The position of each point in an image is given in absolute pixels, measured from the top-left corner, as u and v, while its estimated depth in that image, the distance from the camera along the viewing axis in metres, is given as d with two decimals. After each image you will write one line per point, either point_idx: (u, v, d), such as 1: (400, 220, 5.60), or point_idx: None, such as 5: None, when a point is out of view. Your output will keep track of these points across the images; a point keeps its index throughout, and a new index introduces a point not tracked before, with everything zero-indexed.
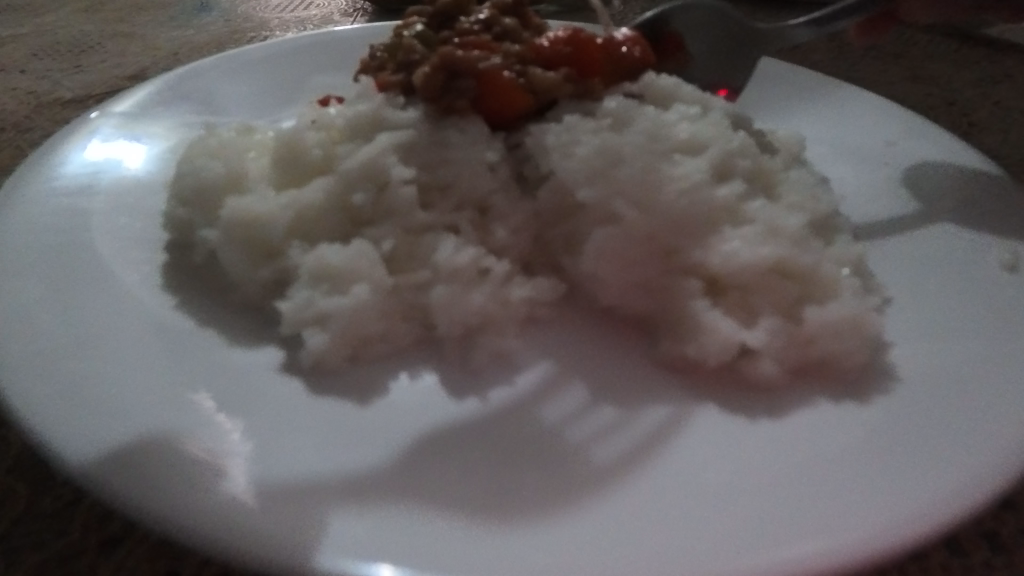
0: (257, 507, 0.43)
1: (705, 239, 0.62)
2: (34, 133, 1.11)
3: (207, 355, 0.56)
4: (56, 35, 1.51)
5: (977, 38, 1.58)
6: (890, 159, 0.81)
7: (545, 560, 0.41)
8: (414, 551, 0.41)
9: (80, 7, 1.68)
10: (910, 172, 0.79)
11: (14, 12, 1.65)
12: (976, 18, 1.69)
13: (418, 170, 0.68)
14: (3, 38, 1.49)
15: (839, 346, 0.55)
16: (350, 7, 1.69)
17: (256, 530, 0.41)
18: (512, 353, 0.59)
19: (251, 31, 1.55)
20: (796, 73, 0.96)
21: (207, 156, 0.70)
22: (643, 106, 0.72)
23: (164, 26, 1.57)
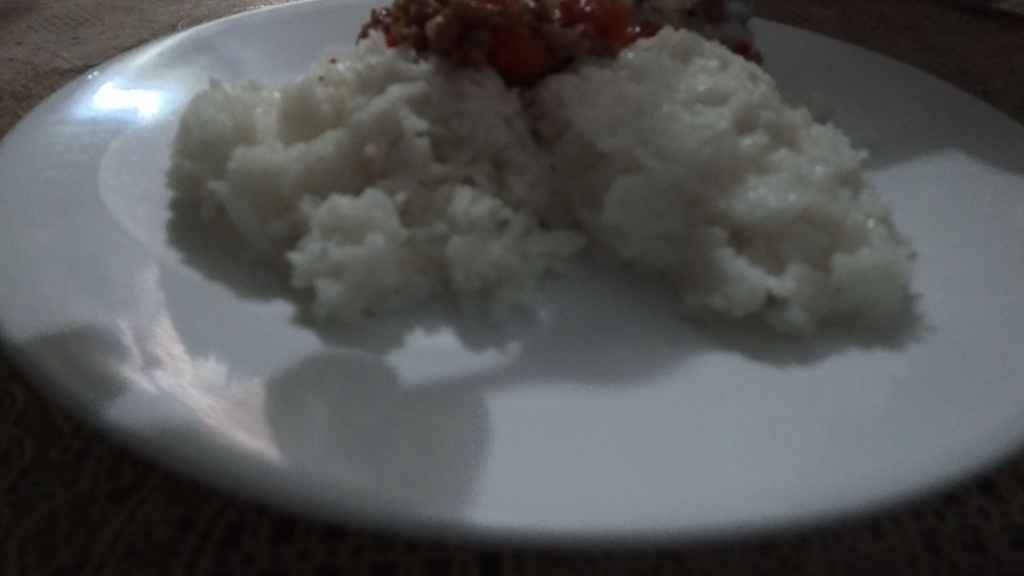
0: (271, 452, 0.41)
1: (728, 189, 0.60)
2: (32, 102, 1.09)
3: (220, 307, 0.54)
4: (51, 8, 1.48)
5: (988, 11, 1.55)
6: (913, 116, 0.79)
7: (569, 496, 0.40)
8: (434, 489, 0.40)
9: None
10: (934, 128, 0.77)
11: None
12: None
13: (431, 123, 0.66)
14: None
15: (869, 294, 0.54)
16: None
17: (273, 471, 0.40)
18: (531, 306, 0.57)
19: (250, 5, 1.52)
20: (812, 36, 0.94)
21: (212, 110, 0.68)
22: (662, 59, 0.70)
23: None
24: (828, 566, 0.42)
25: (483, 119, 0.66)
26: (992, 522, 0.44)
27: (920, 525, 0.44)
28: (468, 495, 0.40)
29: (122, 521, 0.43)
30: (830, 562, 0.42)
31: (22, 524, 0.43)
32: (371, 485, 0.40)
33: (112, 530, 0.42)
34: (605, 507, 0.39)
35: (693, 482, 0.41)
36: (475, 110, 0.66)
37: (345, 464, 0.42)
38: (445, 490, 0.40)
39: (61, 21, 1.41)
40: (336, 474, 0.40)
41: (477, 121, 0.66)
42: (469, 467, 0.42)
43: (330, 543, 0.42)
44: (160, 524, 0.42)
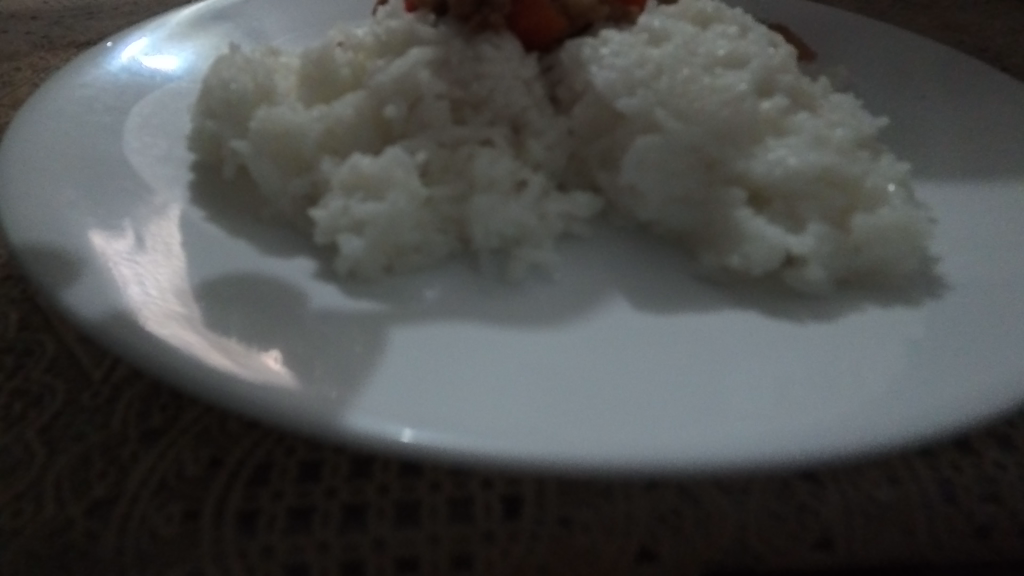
0: (298, 389, 0.43)
1: (747, 150, 0.60)
2: (49, 73, 1.10)
3: (244, 262, 0.55)
4: None
5: None
6: (932, 87, 0.79)
7: (578, 430, 0.41)
8: (448, 424, 0.41)
9: None
10: (954, 97, 0.76)
11: None
12: None
13: (451, 86, 0.66)
14: None
15: (887, 253, 0.54)
16: None
17: (300, 404, 0.42)
18: (550, 265, 0.58)
19: None
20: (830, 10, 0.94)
21: (233, 70, 0.68)
22: (681, 24, 0.70)
23: None
24: (844, 509, 0.43)
25: (502, 82, 0.66)
26: (1009, 473, 0.45)
27: (936, 475, 0.44)
28: (480, 429, 0.41)
29: (153, 460, 0.44)
30: (846, 506, 0.43)
31: (58, 461, 0.44)
32: (395, 420, 0.41)
33: (144, 468, 0.43)
34: (613, 440, 0.40)
35: (700, 420, 0.42)
36: (493, 73, 0.66)
37: (370, 401, 0.43)
38: (458, 426, 0.41)
39: None
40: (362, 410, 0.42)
41: (496, 84, 0.66)
42: (484, 405, 0.43)
43: (356, 482, 0.43)
44: (190, 463, 0.43)
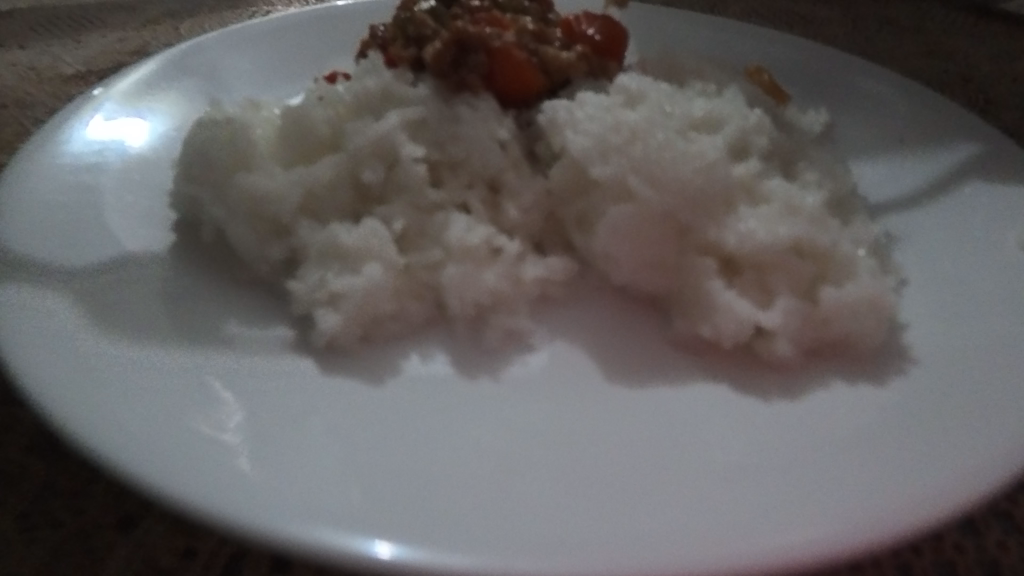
0: (255, 489, 0.42)
1: (719, 219, 0.60)
2: (36, 109, 1.11)
3: (221, 334, 0.56)
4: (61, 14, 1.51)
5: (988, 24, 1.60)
6: (910, 137, 0.80)
7: (539, 533, 0.41)
8: (407, 528, 0.41)
9: None
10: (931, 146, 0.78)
11: None
12: (989, 8, 1.75)
13: (429, 148, 0.67)
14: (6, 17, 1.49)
15: (854, 326, 0.55)
16: None
17: (251, 510, 0.41)
18: (525, 332, 0.58)
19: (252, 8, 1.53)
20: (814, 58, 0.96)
21: (214, 132, 0.69)
22: (656, 83, 0.71)
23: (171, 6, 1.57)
24: None
25: (479, 145, 0.66)
26: (967, 556, 0.46)
27: (895, 560, 0.45)
28: (438, 534, 0.40)
29: (130, 550, 0.45)
30: None
31: (34, 551, 0.45)
32: (351, 522, 0.40)
33: (121, 557, 0.44)
34: (573, 546, 0.40)
35: (664, 520, 0.42)
36: (470, 135, 0.66)
37: (332, 500, 0.42)
38: (417, 529, 0.41)
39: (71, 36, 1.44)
40: (319, 512, 0.41)
41: (472, 147, 0.66)
42: (449, 501, 0.43)
43: (327, 572, 0.44)
44: (165, 553, 0.44)
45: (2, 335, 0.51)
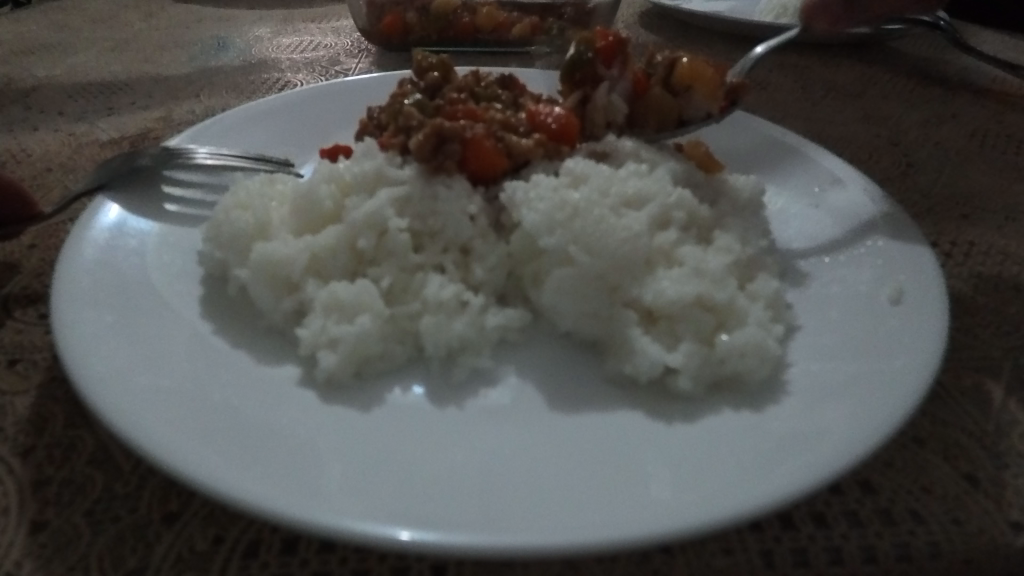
0: (264, 483, 0.56)
1: (642, 280, 0.76)
2: (78, 174, 1.28)
3: (242, 371, 0.70)
4: (102, 91, 1.72)
5: (922, 92, 1.80)
6: (818, 212, 0.99)
7: (479, 518, 0.54)
8: (379, 512, 0.54)
9: (121, 70, 1.91)
10: (834, 219, 0.97)
11: (65, 75, 1.87)
12: (926, 74, 1.96)
13: (412, 220, 0.82)
14: (53, 94, 1.70)
15: (743, 366, 0.69)
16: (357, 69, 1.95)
17: (260, 497, 0.54)
18: (486, 369, 0.73)
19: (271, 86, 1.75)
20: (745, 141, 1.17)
21: (238, 208, 0.85)
22: (598, 166, 0.87)
23: (198, 83, 1.79)
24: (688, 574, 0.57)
25: (452, 217, 0.82)
26: (816, 544, 0.60)
27: (761, 546, 0.59)
28: (401, 517, 0.53)
29: (173, 537, 0.58)
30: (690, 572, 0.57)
31: (99, 539, 0.58)
32: (337, 508, 0.54)
33: (165, 544, 0.58)
34: (503, 526, 0.53)
35: (576, 510, 0.55)
36: (445, 210, 0.82)
37: (321, 492, 0.56)
38: (386, 514, 0.54)
39: (105, 107, 1.63)
40: (312, 500, 0.54)
41: (447, 219, 0.82)
42: (414, 496, 0.57)
43: (324, 553, 0.58)
44: (199, 539, 0.58)
45: (69, 370, 0.65)
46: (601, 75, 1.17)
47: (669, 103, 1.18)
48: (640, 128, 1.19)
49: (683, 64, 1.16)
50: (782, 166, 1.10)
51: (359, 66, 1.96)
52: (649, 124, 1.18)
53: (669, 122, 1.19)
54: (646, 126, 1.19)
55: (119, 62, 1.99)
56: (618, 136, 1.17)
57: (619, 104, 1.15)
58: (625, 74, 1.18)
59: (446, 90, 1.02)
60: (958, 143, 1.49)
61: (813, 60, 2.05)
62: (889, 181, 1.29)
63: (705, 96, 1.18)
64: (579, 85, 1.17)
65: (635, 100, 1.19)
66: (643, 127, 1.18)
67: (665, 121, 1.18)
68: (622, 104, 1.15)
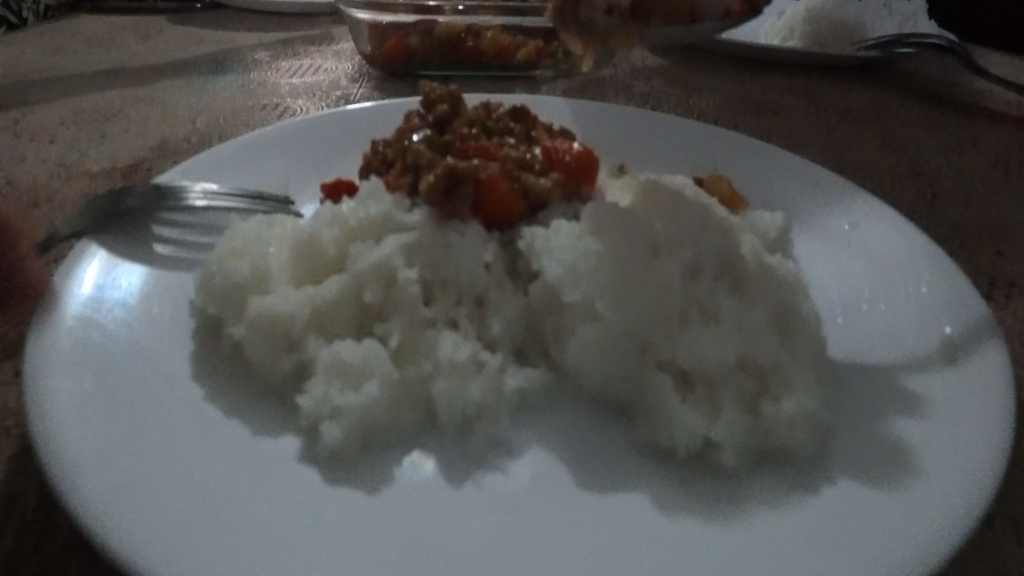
0: None
1: (677, 337, 0.69)
2: (65, 208, 1.22)
3: (238, 444, 0.63)
4: (94, 118, 1.67)
5: (938, 117, 1.77)
6: (851, 255, 0.94)
7: None
8: None
9: (113, 95, 1.86)
10: (865, 266, 0.92)
11: (56, 100, 1.81)
12: (941, 98, 1.92)
13: (423, 270, 0.76)
14: (43, 121, 1.65)
15: (791, 438, 0.63)
16: (359, 93, 1.90)
17: None
18: (507, 438, 0.66)
19: (271, 115, 1.71)
20: (768, 176, 1.12)
21: (232, 258, 0.78)
22: (622, 208, 0.81)
23: (192, 109, 1.73)
24: None
25: (467, 267, 0.76)
26: None
27: None
28: None
29: None
30: None
31: None
32: None
33: None
34: None
35: None
36: (459, 259, 0.76)
37: None
38: None
39: (96, 134, 1.57)
40: None
41: (461, 268, 0.76)
42: None
43: None
44: None
45: (43, 455, 0.58)
46: None
47: None
48: (644, 19, 0.95)
49: None
50: (809, 203, 1.05)
51: (361, 91, 1.91)
52: (656, 18, 0.96)
53: (682, 15, 0.95)
54: (652, 18, 0.95)
55: (113, 86, 1.93)
56: (617, 28, 0.95)
57: None
58: None
59: (456, 123, 0.96)
60: (982, 172, 1.44)
61: (824, 83, 2.01)
62: (918, 214, 1.23)
63: None
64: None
65: None
66: (648, 16, 0.94)
67: (678, 11, 0.95)
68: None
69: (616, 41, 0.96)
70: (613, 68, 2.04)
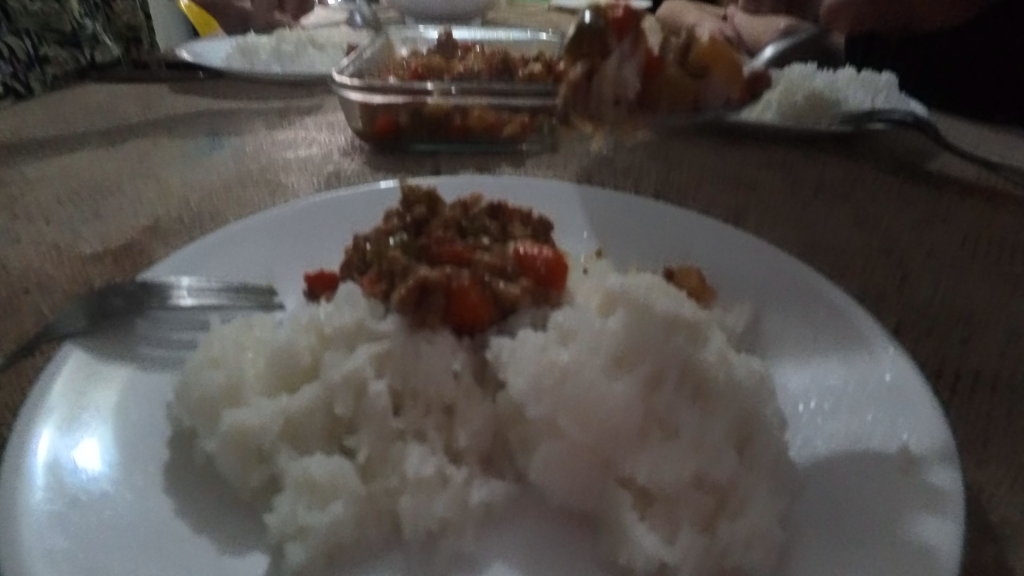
0: None
1: (636, 452, 0.71)
2: (56, 295, 1.25)
3: (200, 563, 0.64)
4: (92, 196, 1.73)
5: (909, 192, 1.83)
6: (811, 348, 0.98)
7: None
8: None
9: (112, 170, 1.92)
10: (822, 358, 0.95)
11: (55, 175, 1.88)
12: (913, 170, 1.99)
13: (393, 380, 0.79)
14: (41, 199, 1.70)
15: (745, 559, 0.63)
16: (350, 166, 1.97)
17: None
18: (472, 554, 0.66)
19: (264, 192, 1.77)
20: (737, 265, 1.16)
21: (207, 368, 0.79)
22: (588, 314, 0.84)
23: (187, 185, 1.80)
24: None
25: (435, 376, 0.78)
26: None
27: None
28: None
29: None
30: None
31: None
32: None
33: None
34: None
35: None
36: (427, 368, 0.79)
37: None
38: None
39: (93, 213, 1.62)
40: None
41: (429, 378, 0.78)
42: None
43: None
44: None
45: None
46: (612, 47, 1.13)
47: (684, 84, 1.13)
48: (653, 108, 1.13)
49: (701, 45, 1.12)
50: (774, 293, 1.08)
51: (352, 164, 1.98)
52: (662, 105, 1.13)
53: (685, 104, 1.13)
54: (659, 107, 1.13)
55: (111, 160, 2.00)
56: (625, 115, 1.11)
57: (631, 80, 1.10)
58: (638, 49, 1.12)
59: (433, 225, 1.00)
60: (951, 251, 1.48)
61: (799, 156, 2.09)
62: (886, 297, 1.27)
63: (725, 81, 1.15)
64: (585, 60, 1.15)
65: (647, 80, 1.13)
66: (654, 107, 1.13)
67: (681, 101, 1.13)
68: (633, 80, 1.10)
69: (623, 127, 1.12)
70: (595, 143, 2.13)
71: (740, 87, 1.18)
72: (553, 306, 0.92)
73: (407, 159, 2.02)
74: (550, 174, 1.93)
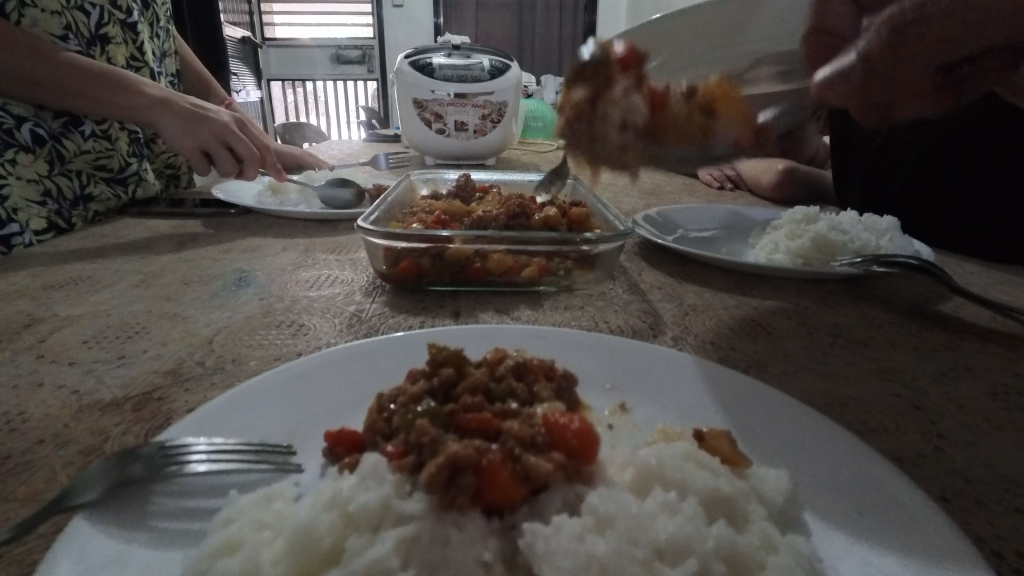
0: None
1: None
2: (69, 447, 1.22)
3: None
4: (118, 336, 1.76)
5: (929, 337, 1.83)
6: (864, 509, 0.93)
7: None
8: None
9: (139, 308, 1.97)
10: (875, 528, 0.89)
11: (84, 314, 1.92)
12: (930, 313, 2.01)
13: (419, 571, 0.74)
14: (67, 339, 1.73)
15: None
16: (371, 307, 2.02)
17: None
18: None
19: (287, 333, 1.80)
20: (766, 420, 1.15)
21: (222, 555, 0.75)
22: (623, 497, 0.82)
23: (211, 326, 1.83)
24: None
25: (465, 568, 0.73)
26: None
27: None
28: None
29: None
30: None
31: None
32: None
33: None
34: None
35: None
36: (456, 558, 0.74)
37: None
38: None
39: (116, 355, 1.64)
40: None
41: (458, 570, 0.73)
42: None
43: None
44: None
45: None
46: (616, 77, 1.42)
47: (688, 112, 1.37)
48: (660, 140, 1.41)
49: (708, 86, 1.33)
50: (809, 457, 1.05)
51: (373, 305, 2.03)
52: (668, 138, 1.40)
53: (692, 135, 1.39)
54: (666, 138, 1.40)
55: (141, 298, 2.06)
56: (633, 141, 1.41)
57: (636, 110, 1.37)
58: (642, 86, 1.39)
59: (459, 389, 0.99)
60: (985, 405, 1.44)
61: (811, 297, 2.14)
62: (925, 458, 1.22)
63: (733, 124, 1.33)
64: (591, 82, 1.46)
65: (656, 115, 1.39)
66: (660, 140, 1.40)
67: (688, 135, 1.39)
68: (639, 110, 1.37)
69: (631, 150, 1.43)
70: (609, 287, 2.19)
71: (750, 127, 1.34)
72: (586, 482, 0.90)
73: (427, 299, 2.08)
74: (568, 316, 1.96)
